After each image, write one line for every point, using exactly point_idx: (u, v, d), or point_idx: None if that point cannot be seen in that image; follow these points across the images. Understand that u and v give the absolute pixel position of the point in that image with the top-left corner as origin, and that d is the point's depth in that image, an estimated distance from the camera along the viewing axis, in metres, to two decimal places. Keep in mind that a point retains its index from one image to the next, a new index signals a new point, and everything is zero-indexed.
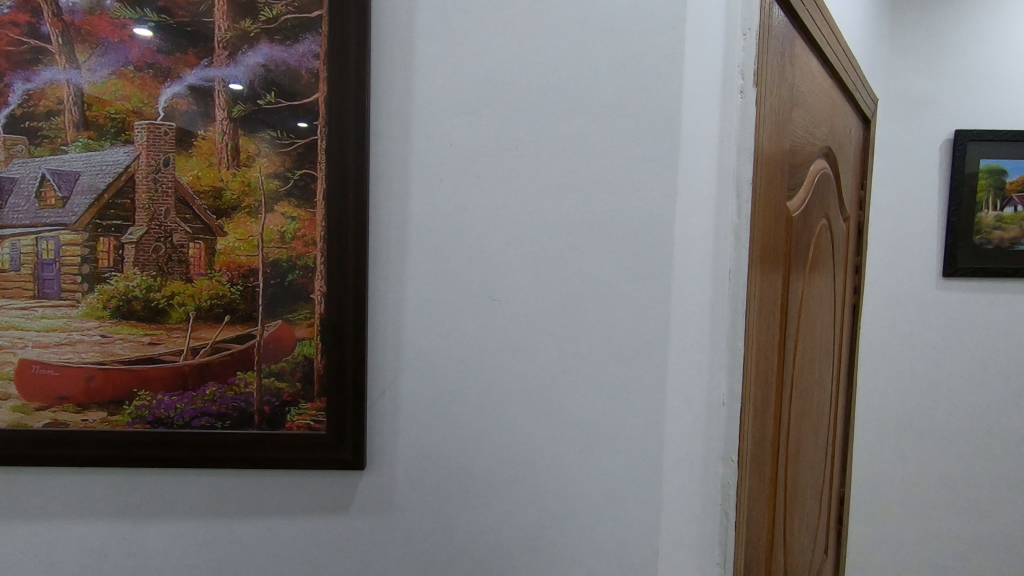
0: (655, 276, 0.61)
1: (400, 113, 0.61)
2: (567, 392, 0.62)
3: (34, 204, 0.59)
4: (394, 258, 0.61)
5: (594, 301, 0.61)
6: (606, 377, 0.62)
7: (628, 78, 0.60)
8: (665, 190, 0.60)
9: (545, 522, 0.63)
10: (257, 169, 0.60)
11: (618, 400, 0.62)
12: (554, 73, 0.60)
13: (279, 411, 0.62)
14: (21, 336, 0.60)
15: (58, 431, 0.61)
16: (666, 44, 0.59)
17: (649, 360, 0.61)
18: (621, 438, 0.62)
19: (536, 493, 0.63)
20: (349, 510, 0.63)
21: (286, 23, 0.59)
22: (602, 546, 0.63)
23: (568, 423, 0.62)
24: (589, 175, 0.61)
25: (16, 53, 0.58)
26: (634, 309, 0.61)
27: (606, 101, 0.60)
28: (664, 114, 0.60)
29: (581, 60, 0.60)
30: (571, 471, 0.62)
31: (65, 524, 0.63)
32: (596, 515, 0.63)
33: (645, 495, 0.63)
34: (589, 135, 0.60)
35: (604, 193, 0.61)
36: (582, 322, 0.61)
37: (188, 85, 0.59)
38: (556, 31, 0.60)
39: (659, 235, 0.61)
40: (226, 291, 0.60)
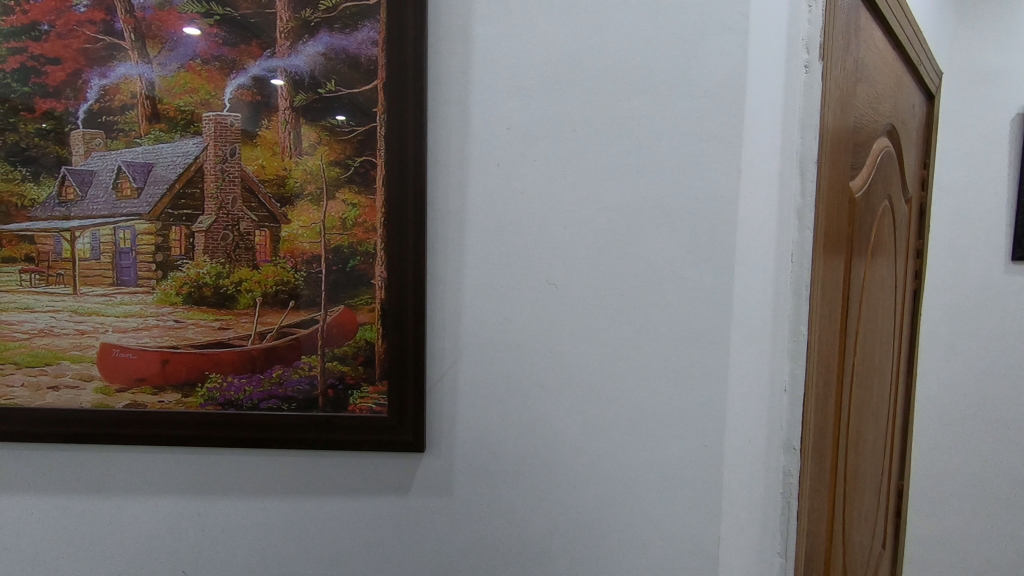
0: (717, 259, 0.60)
1: (457, 97, 0.61)
2: (627, 378, 0.61)
3: (112, 195, 0.62)
4: (452, 243, 0.62)
5: (655, 285, 0.60)
6: (666, 362, 0.61)
7: (690, 55, 0.58)
8: (728, 172, 0.59)
9: (606, 508, 0.63)
10: (319, 157, 0.61)
11: (680, 384, 0.61)
12: (613, 53, 0.59)
13: (343, 394, 0.63)
14: (102, 322, 0.63)
15: (137, 412, 0.64)
16: (729, 20, 0.58)
17: (711, 344, 0.61)
18: (682, 424, 0.61)
19: (596, 478, 0.63)
20: (410, 492, 0.64)
21: (345, 11, 0.59)
22: (662, 533, 0.63)
23: (628, 408, 0.62)
24: (650, 158, 0.59)
25: (93, 50, 0.61)
26: (696, 293, 0.60)
27: (666, 79, 0.59)
28: (727, 92, 0.58)
29: (641, 38, 0.59)
30: (632, 457, 0.62)
31: (144, 500, 0.66)
32: (657, 501, 0.62)
33: (706, 482, 0.62)
34: (649, 115, 0.59)
35: (664, 175, 0.59)
36: (642, 307, 0.61)
37: (252, 76, 0.60)
38: (615, 7, 0.59)
39: (722, 218, 0.59)
40: (291, 277, 0.62)
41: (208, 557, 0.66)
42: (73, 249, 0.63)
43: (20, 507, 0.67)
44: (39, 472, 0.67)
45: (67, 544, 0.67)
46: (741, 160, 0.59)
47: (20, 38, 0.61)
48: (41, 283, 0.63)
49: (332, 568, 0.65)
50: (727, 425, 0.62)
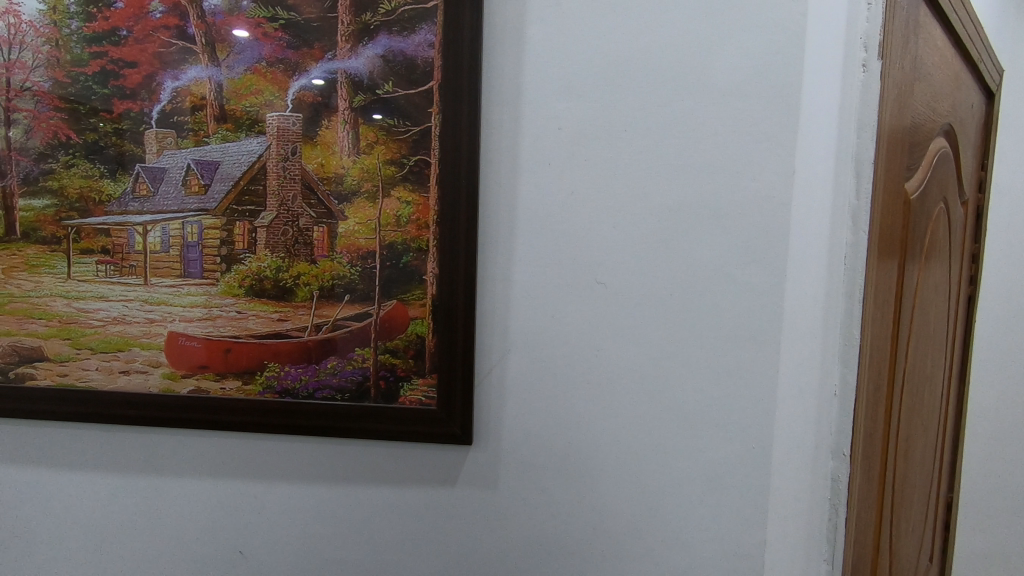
0: (768, 261, 0.60)
1: (510, 98, 0.62)
2: (674, 377, 0.62)
3: (181, 191, 0.66)
4: (502, 240, 0.63)
5: (705, 285, 0.61)
6: (714, 362, 0.61)
7: (743, 56, 0.58)
8: (781, 173, 0.59)
9: (650, 505, 0.63)
10: (375, 156, 0.63)
11: (728, 385, 0.61)
12: (667, 53, 0.59)
13: (393, 385, 0.65)
14: (170, 311, 0.67)
15: (200, 397, 0.67)
16: (786, 20, 0.58)
17: (760, 346, 0.60)
18: (729, 425, 0.61)
19: (641, 476, 0.63)
20: (456, 484, 0.66)
21: (403, 14, 0.61)
22: (706, 533, 0.63)
23: (674, 406, 0.62)
24: (702, 158, 0.60)
25: (167, 54, 0.64)
26: (745, 294, 0.60)
27: (721, 78, 0.59)
28: (784, 92, 0.58)
29: (695, 39, 0.59)
30: (677, 456, 0.62)
31: (204, 482, 0.70)
32: (702, 502, 0.62)
33: (754, 484, 0.62)
34: (702, 116, 0.59)
35: (716, 174, 0.59)
36: (691, 308, 0.61)
37: (313, 78, 0.63)
38: (670, 7, 0.59)
39: (775, 218, 0.59)
40: (347, 272, 0.64)
41: (262, 539, 0.69)
42: (146, 242, 0.67)
43: (91, 484, 0.72)
44: (108, 451, 0.71)
45: (132, 521, 0.71)
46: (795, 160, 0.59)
47: (100, 42, 0.64)
48: (115, 274, 0.67)
49: (380, 554, 0.67)
50: (775, 427, 0.61)
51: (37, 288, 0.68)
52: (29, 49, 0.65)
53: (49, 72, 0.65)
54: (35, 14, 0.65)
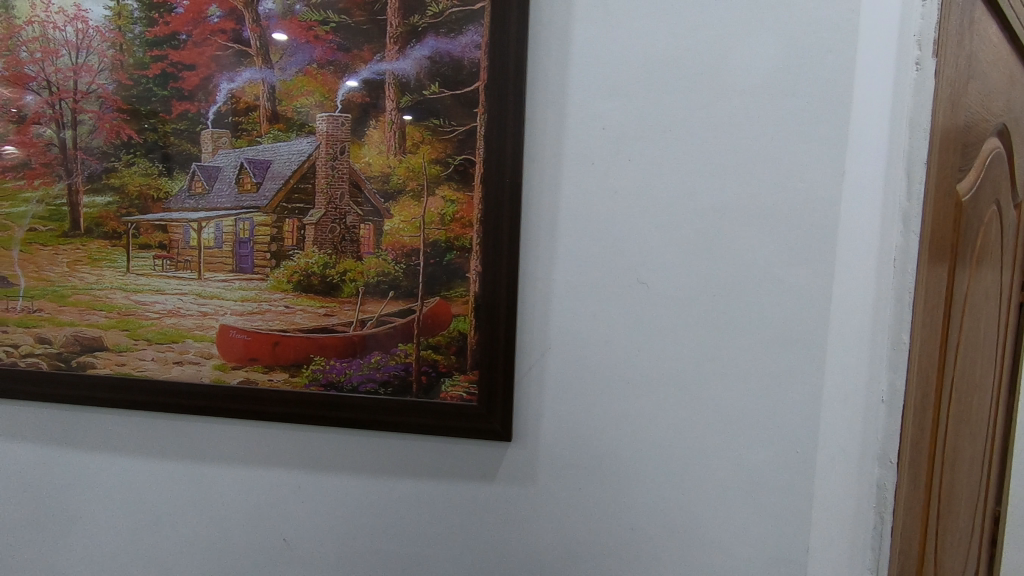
0: (814, 262, 0.59)
1: (555, 97, 0.62)
2: (716, 378, 0.62)
3: (234, 188, 0.68)
4: (545, 239, 0.64)
5: (748, 287, 0.61)
6: (757, 363, 0.61)
7: (793, 56, 0.58)
8: (829, 174, 0.58)
9: (688, 506, 0.63)
10: (421, 155, 0.64)
11: (769, 385, 0.61)
12: (713, 54, 0.59)
13: (435, 381, 0.66)
14: (222, 305, 0.69)
15: (250, 388, 0.69)
16: (836, 21, 0.57)
17: (805, 348, 0.60)
18: (772, 427, 0.61)
19: (681, 475, 0.63)
20: (495, 480, 0.67)
21: (451, 16, 0.62)
22: (744, 534, 0.62)
23: (715, 407, 0.62)
24: (747, 158, 0.59)
25: (223, 56, 0.66)
26: (789, 295, 0.60)
27: (768, 78, 0.58)
28: (833, 93, 0.58)
29: (742, 39, 0.59)
30: (718, 456, 0.62)
31: (251, 471, 0.72)
32: (742, 503, 0.62)
33: (798, 487, 0.61)
34: (748, 116, 0.59)
35: (762, 175, 0.59)
36: (734, 309, 0.61)
37: (362, 79, 0.64)
38: (717, 8, 0.59)
39: (823, 219, 0.59)
40: (392, 269, 0.66)
41: (306, 527, 0.71)
42: (200, 238, 0.69)
43: (144, 469, 0.75)
44: (161, 438, 0.74)
45: (183, 506, 0.74)
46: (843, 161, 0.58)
47: (161, 46, 0.67)
48: (171, 268, 0.70)
49: (420, 546, 0.69)
50: (820, 430, 0.61)
51: (99, 281, 0.72)
52: (95, 53, 0.69)
53: (113, 75, 0.68)
54: (101, 20, 0.68)
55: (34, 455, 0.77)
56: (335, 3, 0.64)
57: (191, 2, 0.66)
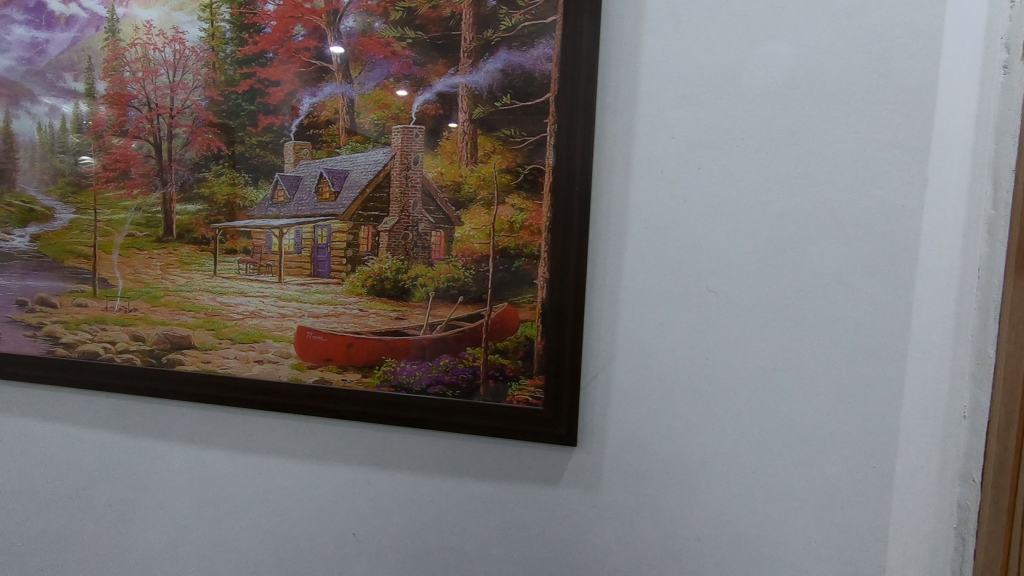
0: (885, 275, 0.59)
1: (624, 108, 0.63)
2: (783, 387, 0.62)
3: (313, 197, 0.72)
4: (612, 248, 0.65)
5: (816, 298, 0.61)
6: (826, 375, 0.61)
7: (865, 68, 0.58)
8: (901, 186, 0.58)
9: (752, 516, 0.64)
10: (492, 165, 0.66)
11: (836, 396, 0.61)
12: (783, 65, 0.60)
13: (502, 385, 0.68)
14: (300, 307, 0.73)
15: (324, 387, 0.73)
16: (907, 35, 0.57)
17: (876, 360, 0.60)
18: (837, 438, 0.62)
19: (744, 485, 0.64)
20: (559, 484, 0.68)
21: (523, 30, 0.64)
22: (807, 545, 0.63)
23: (781, 417, 0.63)
24: (817, 170, 0.60)
25: (306, 73, 0.70)
26: (859, 307, 0.60)
27: (837, 91, 0.59)
28: (905, 106, 0.58)
29: (813, 51, 0.59)
30: (783, 467, 0.63)
31: (323, 467, 0.75)
32: (807, 513, 0.63)
33: (867, 501, 0.62)
34: (819, 127, 0.59)
35: (831, 186, 0.60)
36: (802, 320, 0.61)
37: (437, 92, 0.67)
38: (787, 22, 0.59)
39: (894, 233, 0.59)
40: (461, 275, 0.68)
41: (375, 523, 0.74)
42: (281, 244, 0.73)
43: (224, 462, 0.79)
44: (241, 433, 0.78)
45: (259, 498, 0.78)
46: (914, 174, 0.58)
47: (249, 64, 0.72)
48: (254, 272, 0.74)
49: (485, 546, 0.70)
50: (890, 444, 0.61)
51: (188, 283, 0.77)
52: (190, 72, 0.74)
53: (206, 92, 0.74)
54: (197, 41, 0.73)
55: (125, 445, 0.83)
56: (413, 20, 0.67)
57: (278, 22, 0.71)
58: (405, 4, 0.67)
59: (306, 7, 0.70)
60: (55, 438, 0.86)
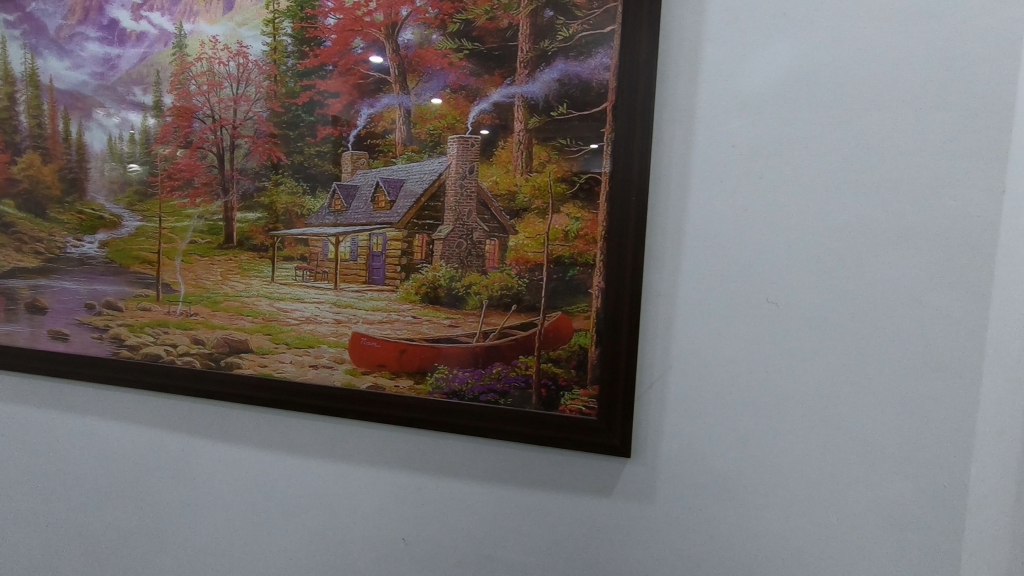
0: (955, 287, 0.58)
1: (683, 116, 0.63)
2: (845, 401, 0.61)
3: (370, 206, 0.73)
4: (670, 258, 0.65)
5: (882, 310, 0.60)
6: (891, 389, 0.60)
7: (936, 76, 0.57)
8: (975, 197, 0.57)
9: (810, 531, 0.63)
10: (547, 174, 0.66)
11: (902, 411, 0.60)
12: (848, 74, 0.59)
13: (555, 394, 0.67)
14: (355, 314, 0.74)
15: (377, 393, 0.74)
16: (981, 42, 0.56)
17: (944, 375, 0.59)
18: (902, 455, 0.60)
19: (803, 500, 0.63)
20: (612, 494, 0.68)
21: (580, 40, 0.64)
22: (868, 561, 0.62)
23: (843, 431, 0.62)
24: (884, 180, 0.59)
25: (365, 85, 0.72)
26: (928, 321, 0.59)
27: (907, 99, 0.58)
28: (979, 114, 0.56)
29: (880, 58, 0.58)
30: (844, 483, 0.62)
31: (375, 471, 0.76)
32: (869, 531, 0.62)
33: (933, 520, 0.60)
34: (886, 136, 0.58)
35: (898, 197, 0.59)
36: (866, 334, 0.60)
37: (492, 102, 0.67)
38: (852, 30, 0.58)
39: (965, 244, 0.57)
40: (515, 283, 0.68)
41: (427, 528, 0.75)
42: (337, 251, 0.75)
43: (279, 464, 0.81)
44: (295, 436, 0.80)
45: (313, 500, 0.80)
46: (989, 184, 0.57)
47: (310, 77, 0.74)
48: (310, 278, 0.76)
49: (537, 553, 0.71)
50: (959, 462, 0.59)
51: (247, 289, 0.79)
52: (253, 85, 0.76)
53: (267, 104, 0.76)
54: (260, 54, 0.76)
55: (184, 445, 0.86)
56: (470, 31, 0.68)
57: (338, 36, 0.73)
58: (462, 16, 0.68)
59: (366, 21, 0.71)
60: (119, 437, 0.90)
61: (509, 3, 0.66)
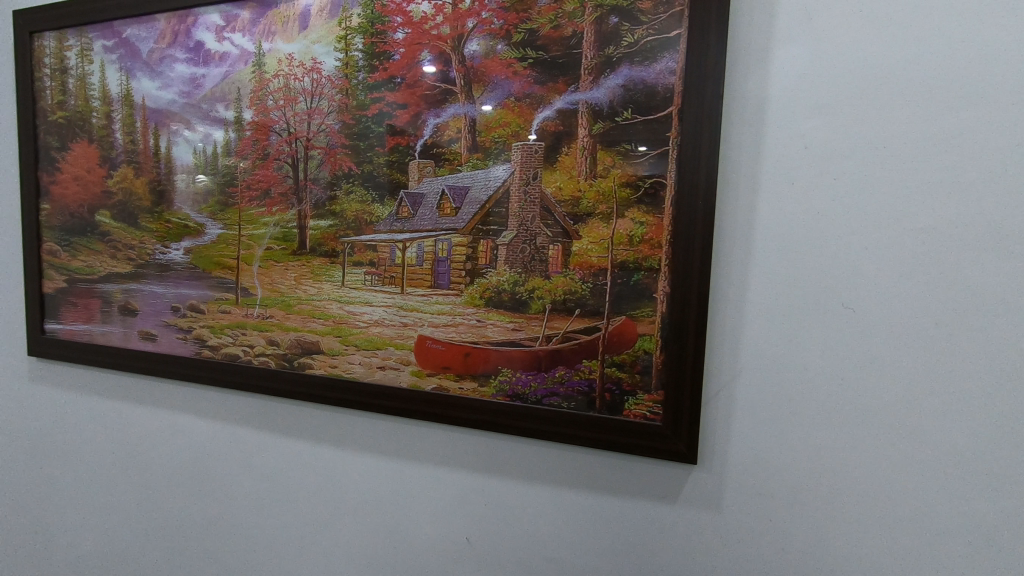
0: None
1: (752, 119, 0.62)
2: (923, 411, 0.59)
3: (435, 212, 0.75)
4: (737, 263, 0.64)
5: (964, 317, 0.58)
6: (975, 398, 0.58)
7: None
8: None
9: (886, 544, 0.62)
10: (612, 179, 0.66)
11: (987, 423, 0.58)
12: (929, 71, 0.57)
13: (619, 398, 0.68)
14: (421, 317, 0.77)
15: (442, 395, 0.76)
16: None
17: None
18: (986, 468, 0.58)
19: (878, 512, 0.62)
20: (677, 501, 0.68)
21: (646, 45, 0.64)
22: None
23: (922, 442, 0.60)
24: (968, 181, 0.56)
25: (432, 95, 0.74)
26: (1017, 328, 0.56)
27: (995, 96, 0.55)
28: None
29: (965, 54, 0.56)
30: (923, 495, 0.60)
31: (441, 471, 0.79)
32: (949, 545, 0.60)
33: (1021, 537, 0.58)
34: (969, 135, 0.56)
35: (984, 199, 0.56)
36: (947, 341, 0.58)
37: (557, 109, 0.68)
38: (934, 26, 0.56)
39: None
40: (579, 288, 0.68)
41: (491, 527, 0.77)
42: (404, 257, 0.77)
43: (349, 461, 0.85)
44: (364, 434, 0.84)
45: (382, 497, 0.83)
46: None
47: (379, 89, 0.77)
48: (378, 282, 0.79)
49: (599, 556, 0.72)
50: None
51: (319, 293, 0.83)
52: (326, 99, 0.80)
53: (339, 116, 0.80)
54: (333, 70, 0.80)
55: (261, 441, 0.91)
56: (535, 40, 0.69)
57: (406, 49, 0.75)
58: (527, 25, 0.69)
59: (433, 34, 0.74)
60: (202, 431, 0.96)
61: (573, 10, 0.67)
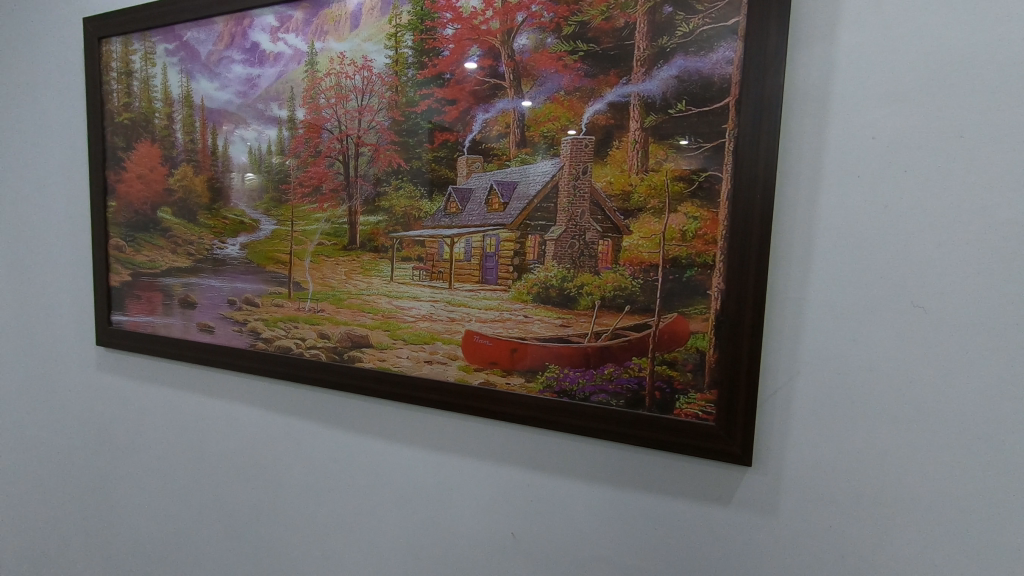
0: None
1: (815, 109, 0.60)
2: (1002, 417, 0.56)
3: (483, 208, 0.75)
4: (798, 259, 0.62)
5: None
6: None
7: None
8: None
9: (956, 556, 0.59)
10: (664, 173, 0.65)
11: None
12: (1012, 55, 0.53)
13: (670, 397, 0.66)
14: (468, 312, 0.77)
15: (489, 390, 0.76)
16: None
17: None
18: None
19: (949, 523, 0.58)
20: (730, 503, 0.66)
21: (701, 34, 0.62)
22: None
23: (999, 450, 0.56)
24: None
25: (481, 91, 0.74)
26: None
27: None
28: None
29: None
30: (1000, 508, 0.57)
31: (488, 465, 0.80)
32: None
33: None
34: None
35: None
36: None
37: (608, 102, 0.67)
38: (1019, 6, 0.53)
39: None
40: (629, 284, 0.67)
41: (538, 522, 0.77)
42: (452, 252, 0.78)
43: (398, 453, 0.87)
44: (413, 427, 0.85)
45: (429, 489, 0.85)
46: None
47: (429, 86, 0.78)
48: (426, 278, 0.80)
49: (648, 556, 0.71)
50: None
51: (369, 288, 0.84)
52: (376, 96, 0.81)
53: (389, 113, 0.81)
54: (383, 67, 0.81)
55: (312, 431, 0.94)
56: (586, 33, 0.68)
57: (455, 45, 0.76)
58: (578, 18, 0.68)
59: (483, 29, 0.74)
60: (257, 421, 0.99)
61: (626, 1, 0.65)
